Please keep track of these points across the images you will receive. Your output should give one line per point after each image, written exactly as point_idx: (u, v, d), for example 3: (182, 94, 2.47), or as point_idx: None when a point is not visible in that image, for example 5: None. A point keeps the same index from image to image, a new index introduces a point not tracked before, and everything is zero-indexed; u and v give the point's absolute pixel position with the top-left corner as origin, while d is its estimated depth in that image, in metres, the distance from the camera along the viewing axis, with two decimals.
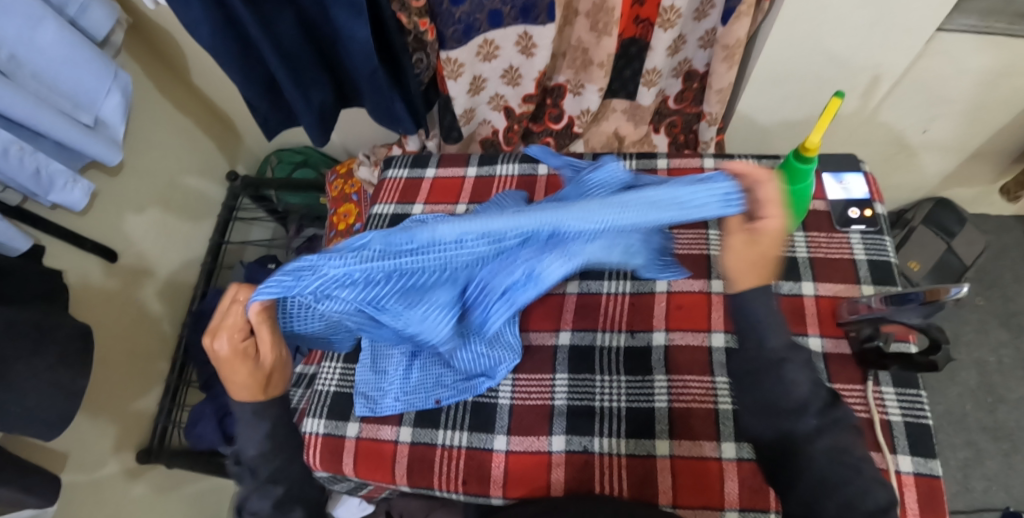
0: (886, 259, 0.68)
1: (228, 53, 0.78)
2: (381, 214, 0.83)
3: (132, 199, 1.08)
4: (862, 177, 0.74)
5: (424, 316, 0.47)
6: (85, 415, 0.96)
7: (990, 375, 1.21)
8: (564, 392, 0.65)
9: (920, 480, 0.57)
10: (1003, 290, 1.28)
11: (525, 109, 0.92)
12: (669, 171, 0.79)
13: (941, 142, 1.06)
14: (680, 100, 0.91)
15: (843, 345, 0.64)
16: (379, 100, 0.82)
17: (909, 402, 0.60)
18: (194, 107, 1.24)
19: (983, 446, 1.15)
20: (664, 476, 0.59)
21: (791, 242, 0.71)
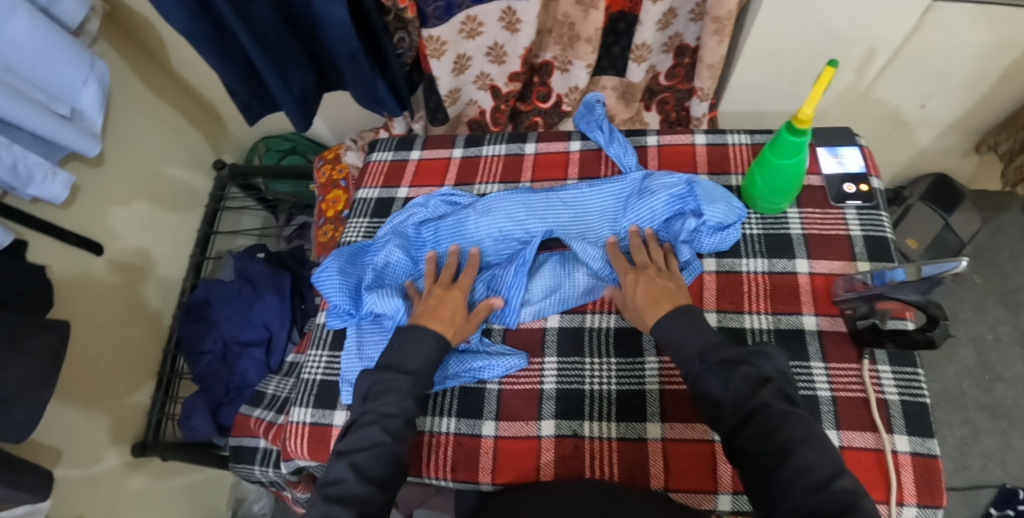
0: (883, 234, 0.66)
1: (203, 37, 0.76)
2: (365, 198, 0.81)
3: (117, 192, 1.06)
4: (858, 150, 0.72)
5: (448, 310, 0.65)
6: (77, 412, 0.95)
7: (987, 352, 1.20)
8: (553, 375, 0.64)
9: (916, 459, 0.56)
10: (1001, 267, 1.27)
11: (512, 89, 0.89)
12: (660, 148, 0.77)
13: (940, 117, 1.04)
14: (671, 77, 0.89)
15: (839, 323, 0.63)
16: (361, 82, 0.79)
17: (906, 381, 0.59)
18: (177, 97, 1.21)
19: (981, 423, 1.14)
20: (655, 460, 0.58)
21: (785, 219, 0.69)
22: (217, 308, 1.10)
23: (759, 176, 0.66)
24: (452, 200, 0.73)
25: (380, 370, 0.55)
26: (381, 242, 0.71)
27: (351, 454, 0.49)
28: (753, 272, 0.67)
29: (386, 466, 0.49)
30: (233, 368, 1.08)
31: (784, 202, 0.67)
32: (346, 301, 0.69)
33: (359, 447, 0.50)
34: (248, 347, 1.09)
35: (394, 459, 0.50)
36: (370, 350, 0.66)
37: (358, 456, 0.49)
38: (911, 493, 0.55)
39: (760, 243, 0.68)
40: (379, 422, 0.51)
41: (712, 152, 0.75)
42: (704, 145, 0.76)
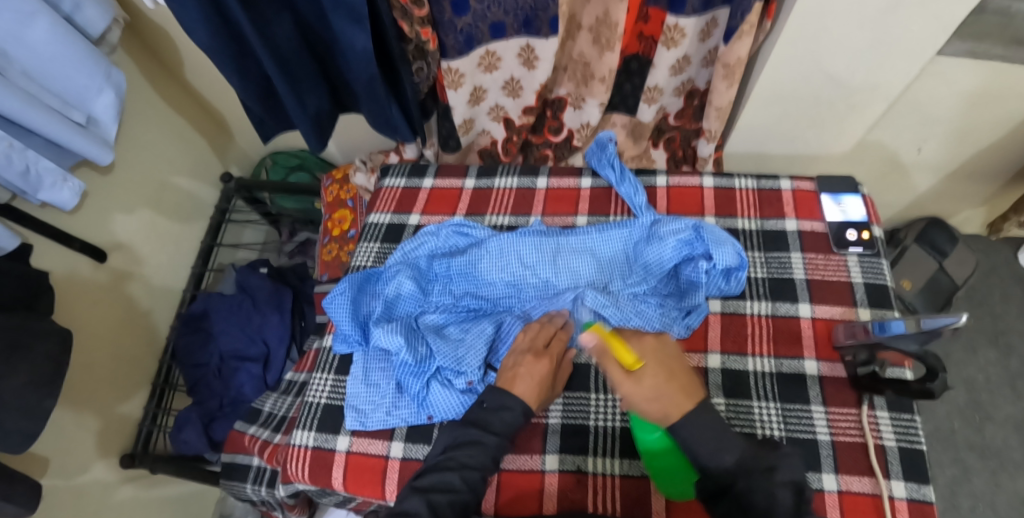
0: (883, 282, 0.68)
1: (223, 55, 0.77)
2: (376, 223, 0.82)
3: (122, 200, 1.06)
4: (860, 199, 0.74)
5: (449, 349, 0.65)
6: (66, 419, 0.93)
7: (978, 393, 1.22)
8: (558, 410, 0.64)
9: (912, 505, 0.57)
10: (992, 310, 1.30)
11: (525, 121, 0.91)
12: (668, 189, 0.78)
13: (934, 162, 1.08)
14: (679, 116, 0.91)
15: (838, 369, 0.64)
16: (375, 107, 0.81)
17: (903, 427, 0.60)
18: (188, 107, 1.22)
19: (971, 464, 1.16)
20: (658, 498, 0.58)
21: (788, 263, 0.71)
22: (217, 321, 1.09)
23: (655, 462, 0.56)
24: (464, 231, 0.74)
25: (466, 425, 0.55)
26: (392, 271, 0.73)
27: (428, 492, 0.50)
28: (756, 315, 0.68)
29: (455, 513, 0.49)
30: (228, 382, 1.07)
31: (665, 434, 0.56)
32: (354, 328, 0.70)
33: (436, 488, 0.50)
34: (245, 362, 1.08)
35: (465, 507, 0.50)
36: (375, 377, 0.67)
37: (435, 495, 0.49)
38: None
39: (764, 286, 0.70)
40: (458, 470, 0.51)
41: (720, 195, 0.77)
42: (711, 189, 0.78)
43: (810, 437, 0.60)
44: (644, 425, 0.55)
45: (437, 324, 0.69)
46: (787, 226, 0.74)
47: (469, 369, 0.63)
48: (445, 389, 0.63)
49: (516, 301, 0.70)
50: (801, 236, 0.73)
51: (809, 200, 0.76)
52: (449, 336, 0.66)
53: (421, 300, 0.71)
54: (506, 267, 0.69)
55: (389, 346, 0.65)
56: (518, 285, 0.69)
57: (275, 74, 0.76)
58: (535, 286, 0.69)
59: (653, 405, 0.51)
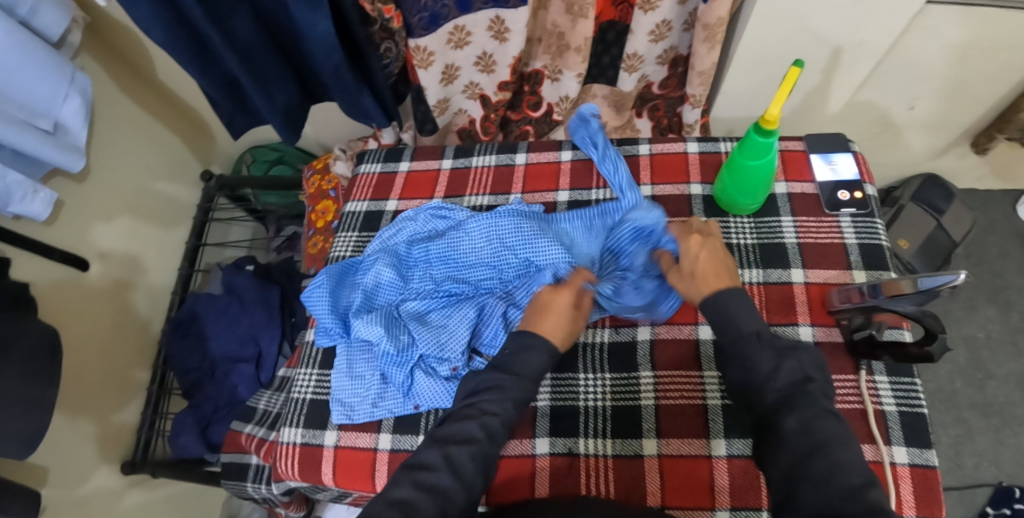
0: (878, 242, 0.66)
1: (184, 50, 0.74)
2: (354, 211, 0.80)
3: (100, 208, 1.03)
4: (851, 157, 0.71)
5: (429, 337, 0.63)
6: (62, 432, 0.92)
7: (979, 351, 1.20)
8: (547, 392, 0.62)
9: (916, 470, 0.58)
10: (991, 267, 1.27)
11: (502, 97, 0.87)
12: (652, 157, 0.74)
13: (929, 119, 1.04)
14: (664, 86, 0.87)
15: (834, 333, 0.62)
16: (346, 95, 0.78)
17: (903, 391, 0.60)
18: (163, 109, 1.19)
19: (974, 423, 1.15)
20: (652, 477, 0.57)
21: (779, 227, 0.68)
22: (206, 323, 1.07)
23: (727, 179, 0.65)
24: (443, 214, 0.71)
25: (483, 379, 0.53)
26: (370, 260, 0.71)
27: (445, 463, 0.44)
28: (749, 282, 0.65)
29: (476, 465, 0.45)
30: (222, 382, 1.06)
31: (750, 200, 0.65)
32: (336, 321, 0.68)
33: (455, 437, 0.47)
34: (238, 362, 1.06)
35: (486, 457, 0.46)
36: (359, 369, 0.66)
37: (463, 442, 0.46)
38: (911, 506, 0.57)
39: (755, 253, 0.67)
40: (477, 419, 0.48)
41: (706, 160, 0.72)
42: (696, 154, 0.73)
43: None
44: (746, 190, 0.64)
45: (418, 310, 0.67)
46: (777, 189, 0.71)
47: (451, 355, 0.61)
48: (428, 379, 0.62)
49: (499, 282, 0.67)
50: (791, 198, 0.70)
51: (798, 161, 0.73)
52: (431, 323, 0.65)
53: (402, 287, 0.69)
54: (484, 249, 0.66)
55: (370, 337, 0.64)
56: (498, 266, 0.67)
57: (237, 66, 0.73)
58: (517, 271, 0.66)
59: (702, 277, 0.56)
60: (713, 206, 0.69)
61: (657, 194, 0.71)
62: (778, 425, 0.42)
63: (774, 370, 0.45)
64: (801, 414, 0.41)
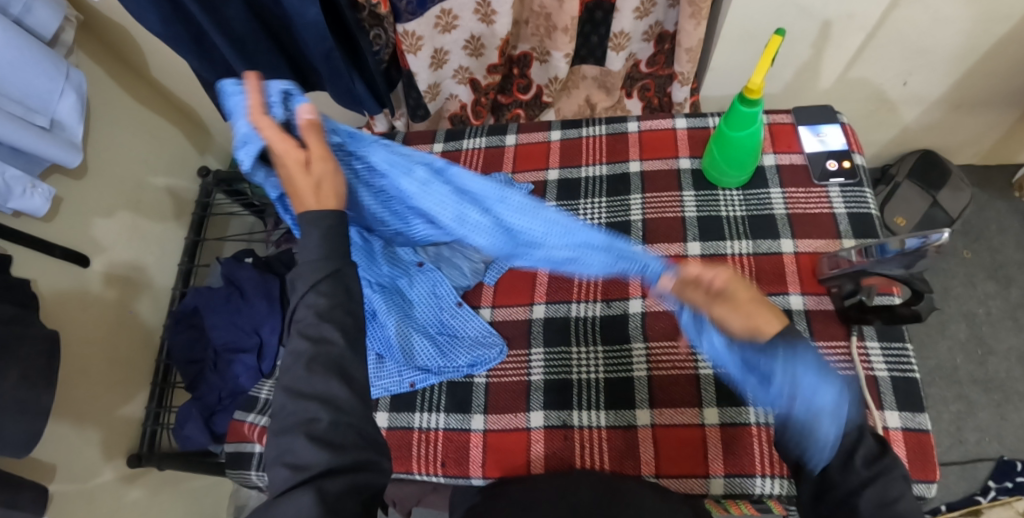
0: (866, 211, 0.66)
1: (176, 41, 0.75)
2: None
3: (100, 203, 1.04)
4: (839, 128, 0.72)
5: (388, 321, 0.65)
6: (69, 422, 0.94)
7: (980, 326, 1.19)
8: (540, 366, 0.63)
9: (908, 434, 0.58)
10: (990, 242, 1.26)
11: (491, 81, 0.88)
12: (641, 133, 0.73)
13: (923, 94, 1.04)
14: (651, 64, 0.88)
15: (824, 302, 0.63)
16: (338, 81, 0.78)
17: (894, 357, 0.61)
18: (159, 104, 1.21)
19: (976, 398, 1.15)
20: (646, 447, 0.58)
21: (768, 199, 0.68)
22: (207, 315, 1.08)
23: (716, 150, 0.65)
24: None
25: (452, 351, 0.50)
26: None
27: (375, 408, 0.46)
28: (737, 255, 0.65)
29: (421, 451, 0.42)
30: (224, 374, 1.06)
31: (739, 175, 0.66)
32: None
33: None
34: (239, 353, 1.06)
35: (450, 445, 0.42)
36: None
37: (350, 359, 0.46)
38: (904, 469, 0.57)
39: (744, 224, 0.67)
40: None
41: (694, 135, 0.72)
42: (684, 129, 0.73)
43: None
44: (736, 161, 0.64)
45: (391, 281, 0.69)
46: (765, 161, 0.71)
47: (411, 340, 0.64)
48: (400, 324, 0.64)
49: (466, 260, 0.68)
50: (779, 170, 0.70)
51: (787, 133, 0.72)
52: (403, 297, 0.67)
53: None
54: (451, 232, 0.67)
55: None
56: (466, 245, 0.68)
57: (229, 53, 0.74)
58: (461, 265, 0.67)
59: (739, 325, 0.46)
60: (703, 182, 0.69)
61: (646, 169, 0.71)
62: (856, 497, 0.42)
63: (856, 444, 0.44)
64: (882, 485, 0.41)
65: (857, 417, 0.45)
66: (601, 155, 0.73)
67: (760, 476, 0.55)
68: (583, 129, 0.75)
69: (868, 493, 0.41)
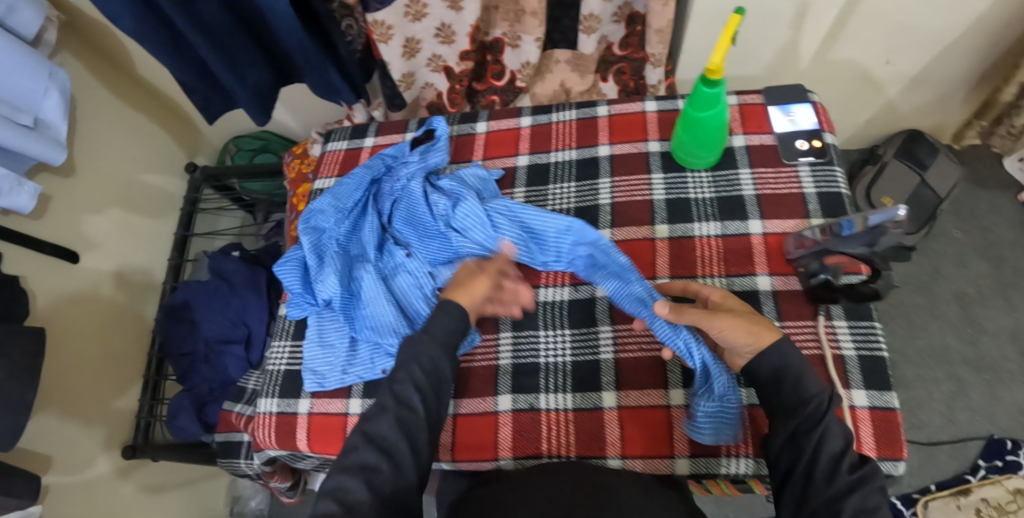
0: (836, 190, 0.66)
1: (150, 36, 0.74)
2: (321, 189, 0.81)
3: (90, 200, 1.04)
4: (810, 107, 0.71)
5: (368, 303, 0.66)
6: (63, 415, 0.95)
7: (970, 305, 1.18)
8: (508, 350, 0.63)
9: (875, 413, 0.57)
10: (981, 221, 1.24)
11: (465, 67, 0.87)
12: (611, 117, 0.74)
13: (909, 72, 1.03)
14: (625, 46, 0.88)
15: (793, 282, 0.62)
16: (314, 74, 0.79)
17: (862, 336, 0.60)
18: (147, 104, 1.18)
19: (967, 378, 1.14)
20: (612, 428, 0.58)
21: (737, 180, 0.68)
22: (198, 308, 1.09)
23: (684, 134, 0.65)
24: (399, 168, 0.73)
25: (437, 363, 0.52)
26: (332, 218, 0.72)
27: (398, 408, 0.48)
28: (705, 237, 0.65)
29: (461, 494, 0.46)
30: (216, 365, 1.07)
31: (710, 156, 0.66)
32: (303, 290, 0.70)
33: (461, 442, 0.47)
34: (229, 344, 1.08)
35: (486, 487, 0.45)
36: (330, 338, 0.68)
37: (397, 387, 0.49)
38: (871, 447, 0.56)
39: (713, 206, 0.67)
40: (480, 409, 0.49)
41: (663, 118, 0.72)
42: (654, 112, 0.73)
43: None
44: (706, 144, 0.64)
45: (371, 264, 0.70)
46: (735, 142, 0.71)
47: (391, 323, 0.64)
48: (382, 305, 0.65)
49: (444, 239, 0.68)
50: (749, 150, 0.70)
51: (758, 113, 0.72)
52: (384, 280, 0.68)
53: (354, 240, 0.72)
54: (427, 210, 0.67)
55: (330, 292, 0.67)
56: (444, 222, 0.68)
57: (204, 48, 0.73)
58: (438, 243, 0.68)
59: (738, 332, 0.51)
60: (672, 164, 0.69)
61: (616, 153, 0.71)
62: (838, 504, 0.42)
63: (841, 452, 0.44)
64: (863, 494, 0.42)
65: (845, 433, 0.46)
66: (571, 140, 0.73)
67: (726, 456, 0.55)
68: (553, 114, 0.76)
69: (852, 499, 0.41)
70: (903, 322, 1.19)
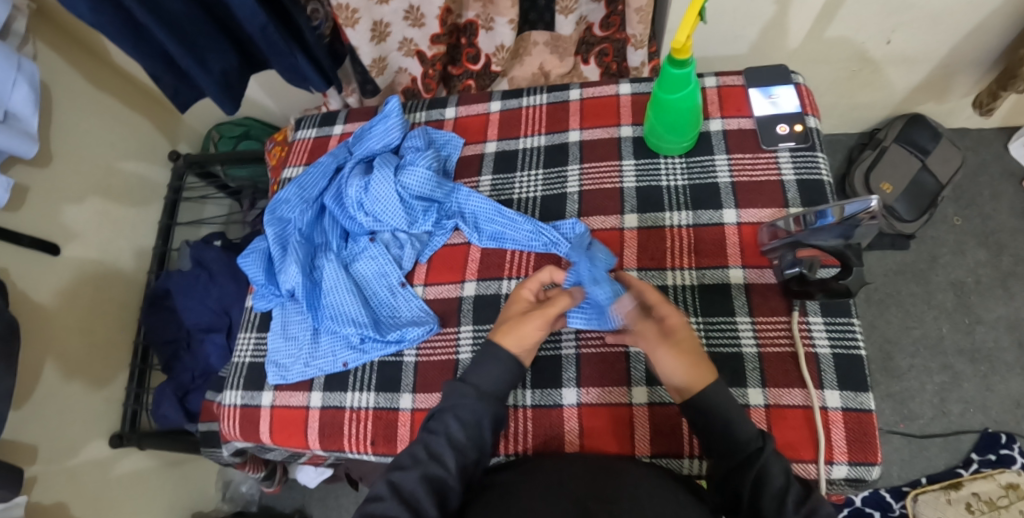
0: (817, 177, 0.62)
1: (111, 29, 0.68)
2: (290, 176, 0.81)
3: (68, 190, 1.02)
4: (793, 89, 0.68)
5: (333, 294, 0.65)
6: (47, 407, 0.94)
7: (967, 295, 1.15)
8: (468, 345, 0.61)
9: (848, 415, 0.53)
10: (981, 209, 1.20)
11: (437, 52, 0.84)
12: (582, 101, 0.73)
13: (908, 53, 0.97)
14: (606, 27, 0.84)
15: (767, 275, 0.59)
16: (280, 59, 0.74)
17: (838, 332, 0.56)
18: (124, 89, 1.16)
19: (961, 369, 1.11)
20: (570, 425, 0.57)
21: (712, 167, 0.65)
22: (178, 297, 1.09)
23: (655, 120, 0.62)
24: (366, 152, 0.71)
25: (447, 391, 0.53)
26: (296, 207, 0.70)
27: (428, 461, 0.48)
28: (676, 227, 0.63)
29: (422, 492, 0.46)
30: (196, 353, 1.09)
31: (681, 141, 0.63)
32: (267, 281, 0.69)
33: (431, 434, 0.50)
34: (210, 332, 1.09)
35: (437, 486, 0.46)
36: (293, 330, 0.67)
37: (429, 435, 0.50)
38: (842, 451, 0.52)
39: (685, 194, 0.64)
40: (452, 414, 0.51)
41: (637, 102, 0.71)
42: (628, 96, 0.71)
43: (736, 350, 0.57)
44: (681, 128, 0.61)
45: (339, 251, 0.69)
46: (711, 126, 0.68)
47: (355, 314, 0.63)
48: (348, 296, 0.64)
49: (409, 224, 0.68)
50: (726, 136, 0.67)
51: (737, 96, 0.69)
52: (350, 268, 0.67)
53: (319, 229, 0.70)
54: (392, 198, 0.65)
55: (294, 284, 0.66)
56: (412, 210, 0.67)
57: (171, 44, 0.69)
58: (403, 231, 0.67)
59: (674, 372, 0.51)
60: (644, 149, 0.68)
61: (586, 138, 0.70)
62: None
63: (784, 488, 0.44)
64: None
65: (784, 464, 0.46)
66: (540, 125, 0.73)
67: (688, 457, 0.54)
68: (523, 99, 0.75)
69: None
70: (897, 311, 1.15)
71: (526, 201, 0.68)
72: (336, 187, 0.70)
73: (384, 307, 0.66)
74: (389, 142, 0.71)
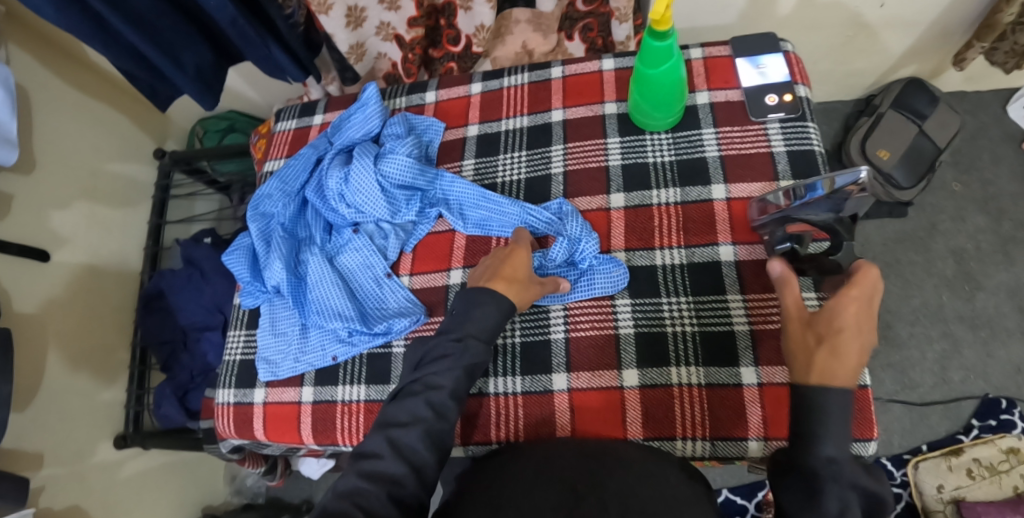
0: (808, 147, 0.61)
1: (78, 29, 0.66)
2: (271, 170, 0.80)
3: (53, 196, 1.01)
4: (781, 58, 0.66)
5: (320, 289, 0.64)
6: (48, 413, 0.94)
7: (967, 261, 1.13)
8: None
9: None
10: (982, 173, 1.17)
11: (416, 36, 0.82)
12: (565, 79, 0.71)
13: (904, 16, 0.94)
14: (588, 1, 0.81)
15: (758, 251, 0.58)
16: (253, 50, 0.72)
17: None
18: (104, 89, 1.14)
19: (961, 335, 1.10)
20: (561, 412, 0.57)
21: (699, 141, 0.63)
22: (172, 297, 1.08)
23: (639, 97, 0.61)
24: (345, 143, 0.70)
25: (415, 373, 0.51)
26: (278, 202, 0.69)
27: None
28: (663, 205, 0.62)
29: None
30: (193, 352, 1.09)
31: (667, 117, 0.62)
32: (253, 278, 0.68)
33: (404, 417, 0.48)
34: (206, 331, 1.08)
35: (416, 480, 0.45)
36: (282, 325, 0.66)
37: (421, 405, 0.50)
38: None
39: (673, 171, 0.63)
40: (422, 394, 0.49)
41: (621, 77, 0.69)
42: (612, 71, 0.69)
43: (727, 329, 0.56)
44: (665, 105, 0.60)
45: (322, 245, 0.68)
46: (699, 99, 0.66)
47: (342, 308, 0.62)
48: (334, 290, 0.63)
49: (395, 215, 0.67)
50: (713, 108, 0.65)
51: (724, 67, 0.67)
52: (336, 261, 0.67)
53: (303, 223, 0.70)
54: (374, 190, 0.64)
55: (279, 281, 0.65)
56: (396, 201, 0.66)
57: (141, 42, 0.67)
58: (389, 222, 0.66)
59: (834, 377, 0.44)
60: (629, 126, 0.66)
61: (569, 117, 0.68)
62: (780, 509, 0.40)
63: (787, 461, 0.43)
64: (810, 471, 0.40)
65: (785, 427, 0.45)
66: (523, 106, 0.71)
67: (681, 438, 0.54)
68: (505, 79, 0.73)
69: None
70: (896, 280, 1.14)
71: (511, 184, 0.67)
72: (317, 179, 0.69)
73: (373, 300, 0.65)
74: (368, 131, 0.69)
